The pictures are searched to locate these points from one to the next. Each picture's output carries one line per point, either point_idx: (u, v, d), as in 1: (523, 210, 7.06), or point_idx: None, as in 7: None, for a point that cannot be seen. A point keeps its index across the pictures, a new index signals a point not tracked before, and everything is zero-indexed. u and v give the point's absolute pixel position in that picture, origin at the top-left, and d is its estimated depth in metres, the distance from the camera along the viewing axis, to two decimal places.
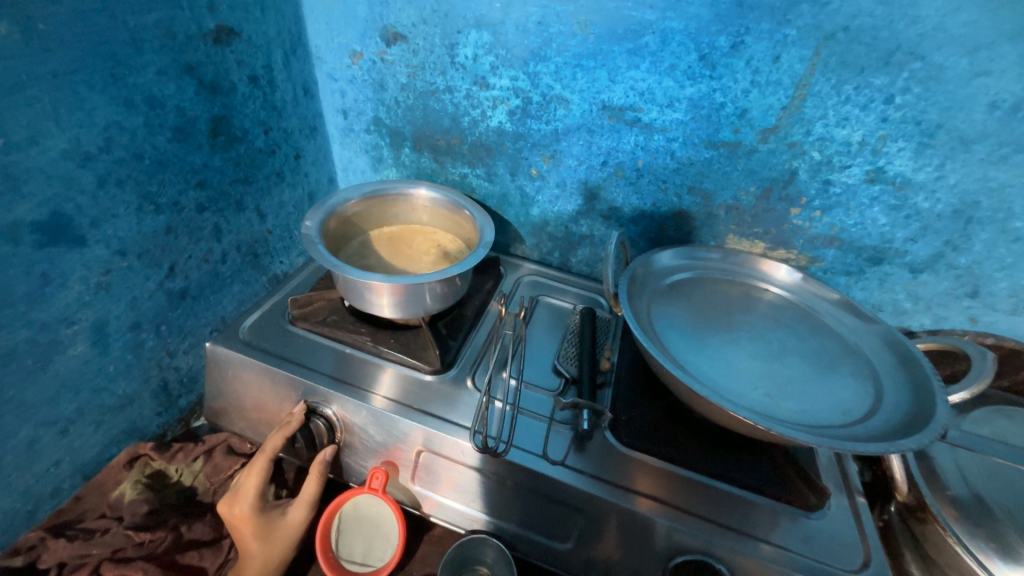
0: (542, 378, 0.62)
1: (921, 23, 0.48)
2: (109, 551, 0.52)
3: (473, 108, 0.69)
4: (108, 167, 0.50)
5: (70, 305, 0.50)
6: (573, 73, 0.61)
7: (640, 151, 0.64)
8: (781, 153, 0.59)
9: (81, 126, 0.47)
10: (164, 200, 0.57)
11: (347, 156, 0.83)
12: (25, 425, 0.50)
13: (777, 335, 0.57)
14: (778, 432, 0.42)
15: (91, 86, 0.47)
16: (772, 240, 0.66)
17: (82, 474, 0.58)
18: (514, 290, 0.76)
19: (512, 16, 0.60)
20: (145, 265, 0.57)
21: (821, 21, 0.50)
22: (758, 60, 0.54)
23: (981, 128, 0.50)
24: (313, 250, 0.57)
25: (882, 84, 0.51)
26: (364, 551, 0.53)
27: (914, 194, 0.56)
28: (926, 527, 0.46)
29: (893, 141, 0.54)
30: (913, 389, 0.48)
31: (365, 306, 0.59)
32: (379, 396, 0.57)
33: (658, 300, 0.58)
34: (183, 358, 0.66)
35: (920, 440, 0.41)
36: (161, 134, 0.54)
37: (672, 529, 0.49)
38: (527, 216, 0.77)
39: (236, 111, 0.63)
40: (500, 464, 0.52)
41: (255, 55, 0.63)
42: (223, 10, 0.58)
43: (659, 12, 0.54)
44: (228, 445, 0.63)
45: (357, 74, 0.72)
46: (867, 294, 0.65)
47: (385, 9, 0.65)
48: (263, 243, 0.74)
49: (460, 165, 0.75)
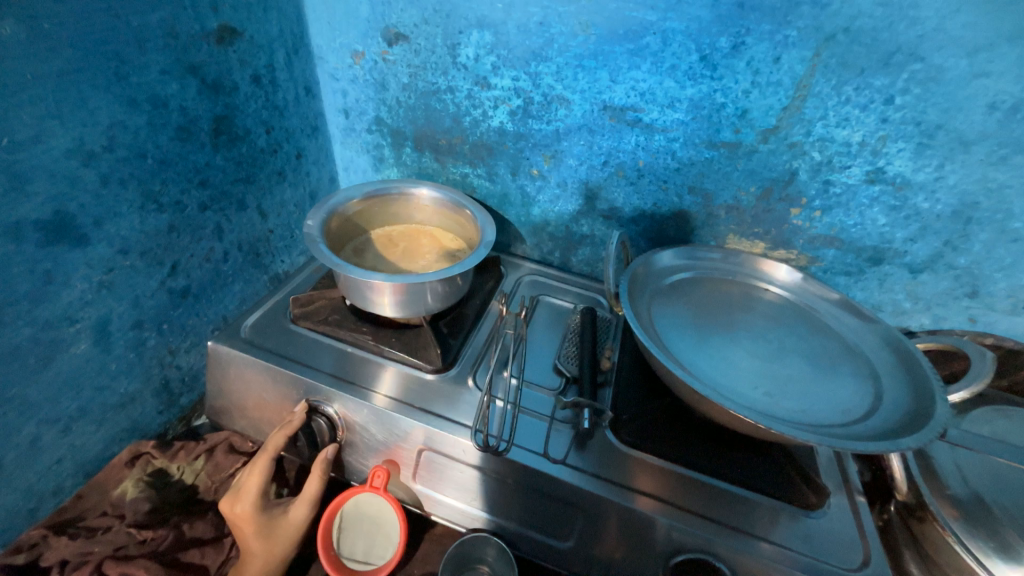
0: (543, 377, 0.62)
1: (921, 25, 0.48)
2: (111, 548, 0.52)
3: (474, 108, 0.69)
4: (112, 166, 0.50)
5: (72, 304, 0.51)
6: (574, 73, 0.62)
7: (641, 151, 0.64)
8: (782, 154, 0.59)
9: (85, 126, 0.47)
10: (166, 199, 0.57)
11: (349, 155, 0.83)
12: (28, 423, 0.50)
13: (777, 335, 0.57)
14: (778, 431, 0.42)
15: (94, 86, 0.47)
16: (772, 240, 0.66)
17: (84, 472, 0.58)
18: (514, 289, 0.76)
19: (513, 17, 0.60)
20: (147, 263, 0.57)
21: (821, 22, 0.50)
22: (758, 60, 0.54)
23: (981, 129, 0.51)
24: (314, 248, 0.58)
25: (882, 85, 0.52)
26: (364, 550, 0.53)
27: (913, 195, 0.56)
28: (925, 526, 0.46)
29: (893, 142, 0.54)
30: (912, 387, 0.48)
31: (366, 305, 0.59)
32: (381, 395, 0.57)
33: (658, 299, 0.59)
34: (185, 357, 0.66)
35: (920, 439, 0.41)
36: (164, 133, 0.54)
37: (672, 527, 0.49)
38: (528, 216, 0.77)
39: (239, 110, 0.63)
40: (501, 463, 0.53)
41: (257, 55, 0.64)
42: (226, 9, 0.58)
43: (660, 13, 0.55)
44: (229, 443, 0.62)
45: (359, 74, 0.73)
46: (866, 294, 0.66)
47: (387, 10, 0.65)
48: (265, 242, 0.74)
49: (461, 165, 0.76)
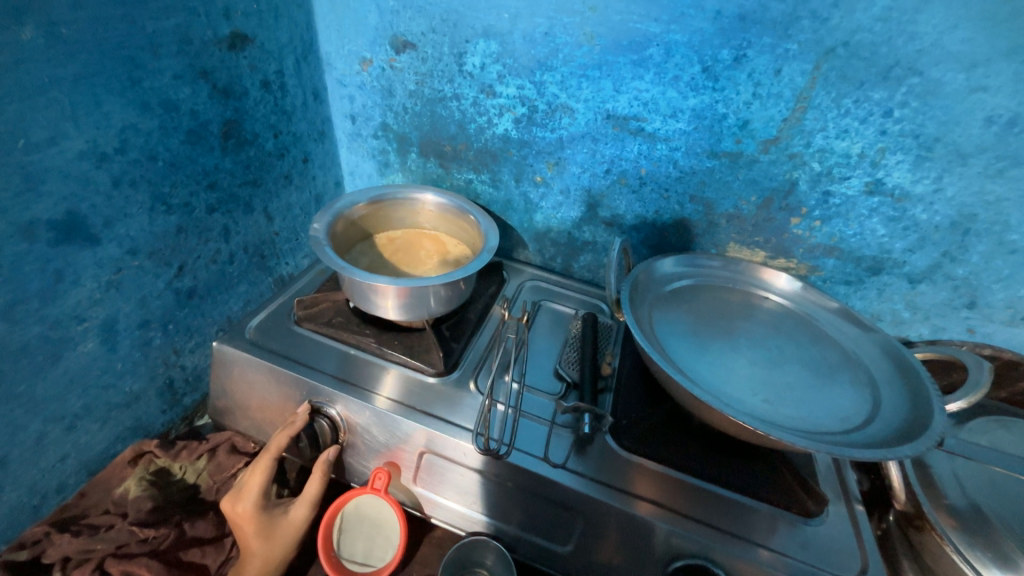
0: (543, 382, 0.63)
1: (919, 40, 0.49)
2: (113, 546, 0.53)
3: (479, 115, 0.70)
4: (123, 168, 0.51)
5: (81, 303, 0.51)
6: (578, 82, 0.63)
7: (643, 159, 0.65)
8: (782, 164, 0.60)
9: (99, 128, 0.48)
10: (176, 201, 0.58)
11: (355, 160, 0.84)
12: (34, 420, 0.51)
13: (777, 343, 0.57)
14: (777, 437, 0.42)
15: (109, 89, 0.48)
16: (772, 249, 0.67)
17: (87, 470, 0.58)
18: (516, 294, 0.76)
19: (519, 27, 0.61)
20: (155, 264, 0.58)
21: (821, 36, 0.51)
22: (759, 72, 0.55)
23: (978, 142, 0.51)
24: (320, 251, 0.58)
25: (882, 98, 0.52)
26: (364, 551, 0.53)
27: (912, 206, 0.57)
28: (923, 535, 0.47)
29: (892, 154, 0.55)
30: (911, 396, 0.49)
31: (370, 308, 0.60)
32: (382, 397, 0.58)
33: (659, 306, 0.59)
34: (190, 357, 0.66)
35: (917, 448, 0.41)
36: (174, 136, 0.55)
37: (672, 533, 0.49)
38: (531, 222, 0.78)
39: (248, 114, 0.64)
40: (501, 466, 0.53)
41: (268, 61, 0.65)
42: (239, 17, 0.59)
43: (663, 24, 0.56)
44: (232, 444, 0.63)
45: (366, 80, 0.74)
46: (866, 304, 0.66)
47: (395, 18, 0.66)
48: (270, 245, 0.75)
49: (465, 171, 0.77)
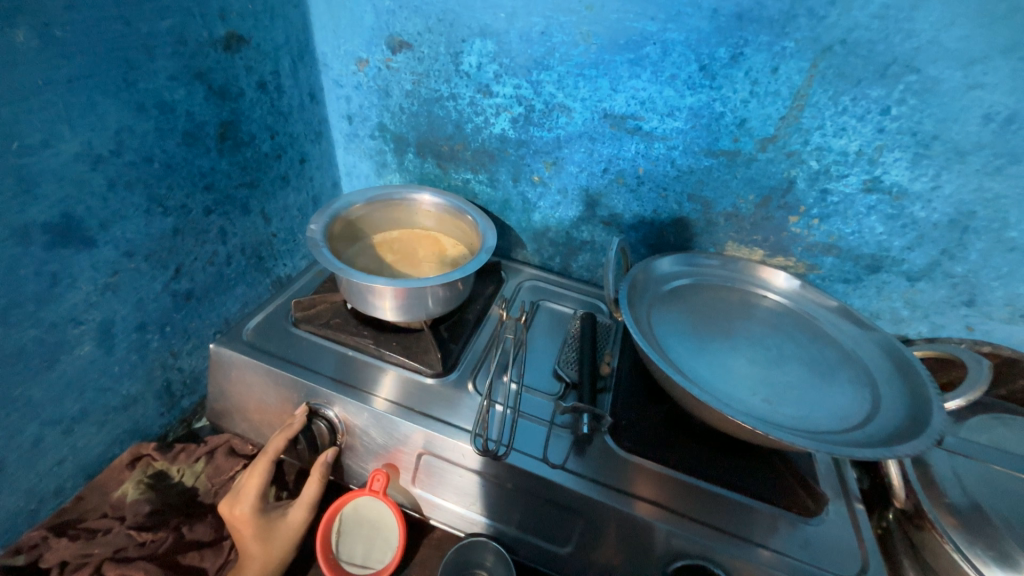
0: (542, 382, 0.62)
1: (916, 37, 0.49)
2: (111, 551, 0.53)
3: (476, 115, 0.70)
4: (119, 170, 0.51)
5: (78, 305, 0.51)
6: (575, 82, 0.62)
7: (640, 159, 0.65)
8: (781, 162, 0.60)
9: (93, 130, 0.48)
10: (172, 203, 0.58)
11: (352, 160, 0.83)
12: (31, 424, 0.50)
13: (776, 343, 0.57)
14: (777, 437, 0.42)
15: (104, 91, 0.47)
16: (771, 248, 0.67)
17: (85, 474, 0.58)
18: (515, 294, 0.76)
19: (516, 26, 0.61)
20: (151, 266, 0.58)
21: (819, 34, 0.51)
22: (757, 70, 0.55)
23: (976, 140, 0.51)
24: (317, 253, 0.58)
25: (879, 96, 0.52)
26: (364, 553, 0.53)
27: (910, 204, 0.57)
28: (924, 534, 0.47)
29: (890, 151, 0.55)
30: (910, 395, 0.49)
31: (368, 309, 0.60)
32: (380, 398, 0.58)
33: (658, 305, 0.59)
34: (187, 359, 0.66)
35: (917, 446, 0.41)
36: (170, 138, 0.55)
37: (672, 533, 0.49)
38: (529, 222, 0.78)
39: (244, 115, 0.64)
40: (500, 467, 0.53)
41: (263, 62, 0.65)
42: (234, 18, 0.59)
43: (660, 23, 0.55)
44: (229, 446, 0.63)
45: (362, 81, 0.74)
46: (865, 302, 0.66)
47: (391, 18, 0.66)
48: (268, 246, 0.75)
49: (462, 171, 0.76)
